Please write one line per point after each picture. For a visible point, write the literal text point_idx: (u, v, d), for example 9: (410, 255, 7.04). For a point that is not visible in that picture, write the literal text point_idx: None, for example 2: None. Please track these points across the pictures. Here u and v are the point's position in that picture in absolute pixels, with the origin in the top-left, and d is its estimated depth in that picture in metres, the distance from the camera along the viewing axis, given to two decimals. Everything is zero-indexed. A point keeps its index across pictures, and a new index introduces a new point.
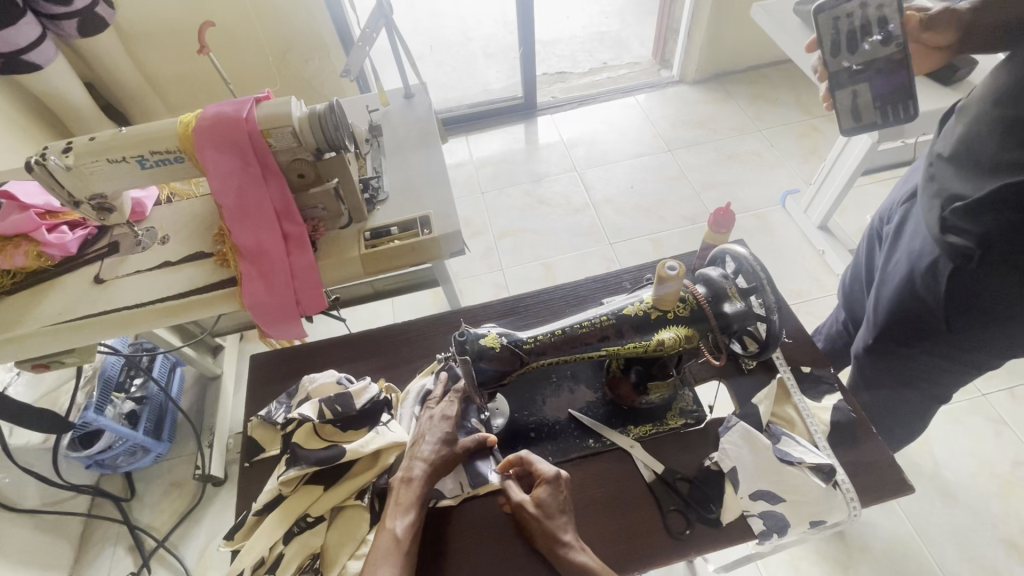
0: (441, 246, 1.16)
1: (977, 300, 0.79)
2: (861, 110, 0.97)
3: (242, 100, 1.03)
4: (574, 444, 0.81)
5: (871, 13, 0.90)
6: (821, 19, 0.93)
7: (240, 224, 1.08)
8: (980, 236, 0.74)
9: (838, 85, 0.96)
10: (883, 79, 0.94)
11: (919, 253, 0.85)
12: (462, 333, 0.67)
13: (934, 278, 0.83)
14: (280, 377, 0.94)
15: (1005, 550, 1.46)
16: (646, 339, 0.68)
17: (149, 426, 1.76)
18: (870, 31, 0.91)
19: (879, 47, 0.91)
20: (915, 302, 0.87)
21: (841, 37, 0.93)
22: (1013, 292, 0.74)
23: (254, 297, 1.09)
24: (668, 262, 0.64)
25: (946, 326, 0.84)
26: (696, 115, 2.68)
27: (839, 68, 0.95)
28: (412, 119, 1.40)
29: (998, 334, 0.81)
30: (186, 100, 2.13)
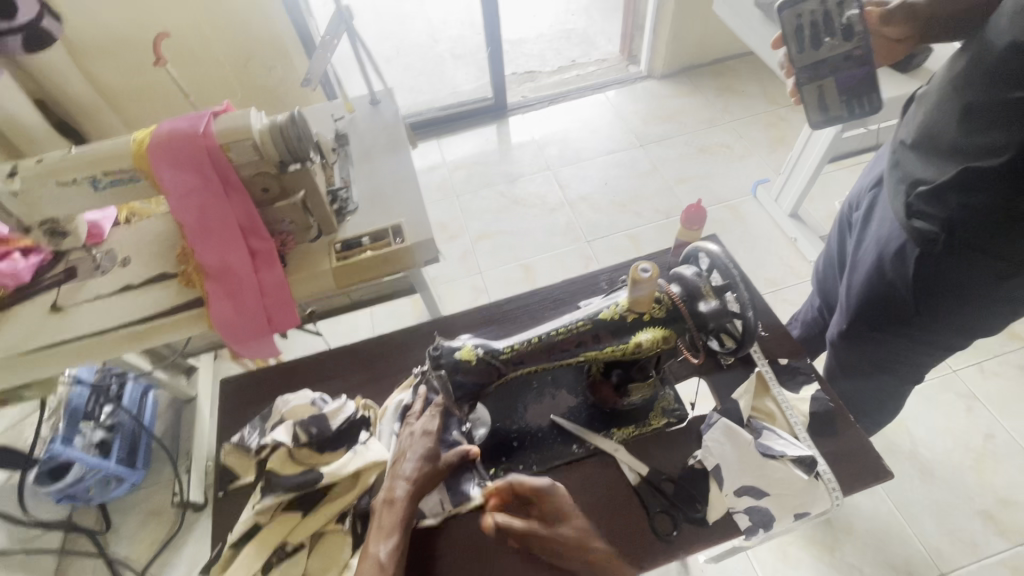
0: (415, 255, 1.13)
1: (941, 285, 0.81)
2: (829, 105, 0.98)
3: (197, 114, 0.99)
4: (558, 451, 0.80)
5: (832, 8, 0.91)
6: (786, 16, 0.94)
7: (204, 244, 1.04)
8: (946, 221, 0.75)
9: (805, 80, 0.97)
10: (849, 72, 0.95)
11: (887, 239, 0.86)
12: (437, 347, 0.65)
13: (902, 263, 0.84)
14: (253, 399, 0.91)
15: (981, 522, 1.50)
16: (623, 343, 0.67)
17: (122, 455, 1.69)
18: (832, 26, 0.92)
19: (841, 41, 0.92)
20: (885, 287, 0.89)
21: (805, 32, 0.94)
22: (978, 274, 0.77)
23: (224, 317, 1.06)
24: (640, 263, 0.64)
25: (914, 310, 0.86)
26: (666, 110, 2.70)
27: (805, 63, 0.96)
28: (378, 126, 1.38)
29: (963, 315, 0.83)
30: (145, 115, 2.06)
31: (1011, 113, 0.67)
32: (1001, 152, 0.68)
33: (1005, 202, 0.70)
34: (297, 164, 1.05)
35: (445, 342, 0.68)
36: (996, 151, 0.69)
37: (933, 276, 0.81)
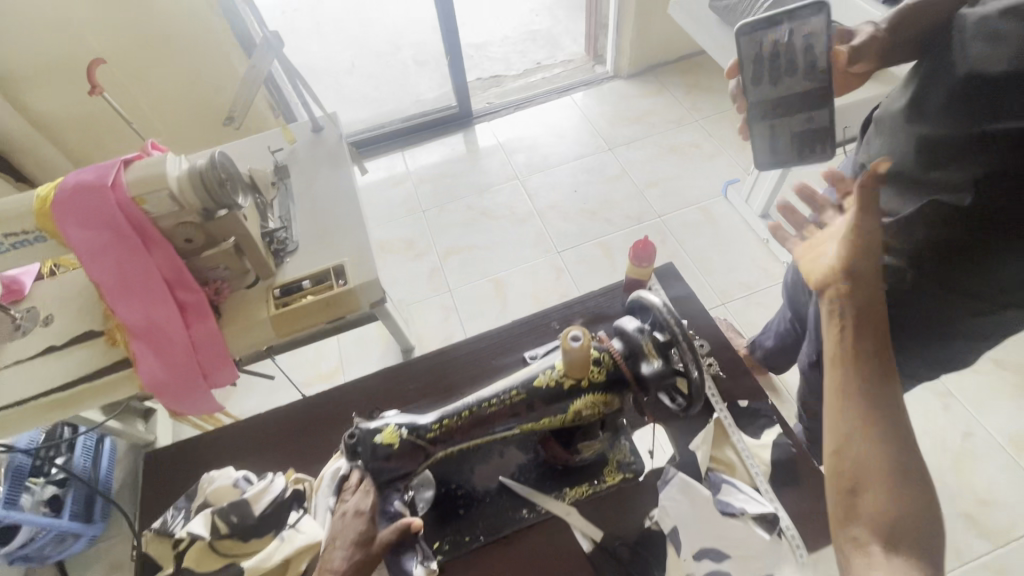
0: (361, 297, 1.08)
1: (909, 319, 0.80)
2: (779, 144, 0.94)
3: (105, 163, 0.91)
4: (508, 517, 0.75)
5: (799, 41, 0.86)
6: (745, 42, 0.88)
7: (124, 301, 0.95)
8: (912, 255, 0.74)
9: (758, 114, 0.93)
10: (805, 115, 0.91)
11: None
12: (354, 435, 0.59)
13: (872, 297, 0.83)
14: (182, 473, 0.85)
15: (965, 524, 1.43)
16: (561, 412, 0.63)
17: (76, 509, 1.60)
18: (796, 60, 0.87)
19: (804, 79, 0.88)
20: None
21: (764, 62, 0.89)
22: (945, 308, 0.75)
23: (153, 377, 0.97)
24: (570, 330, 0.59)
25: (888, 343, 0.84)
26: (634, 110, 2.63)
27: (759, 95, 0.91)
28: (320, 155, 1.30)
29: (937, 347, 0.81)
30: (90, 146, 1.89)
31: (967, 148, 0.66)
32: (964, 189, 0.67)
33: (971, 239, 0.68)
34: (224, 211, 0.98)
35: (366, 422, 0.63)
36: (959, 186, 0.67)
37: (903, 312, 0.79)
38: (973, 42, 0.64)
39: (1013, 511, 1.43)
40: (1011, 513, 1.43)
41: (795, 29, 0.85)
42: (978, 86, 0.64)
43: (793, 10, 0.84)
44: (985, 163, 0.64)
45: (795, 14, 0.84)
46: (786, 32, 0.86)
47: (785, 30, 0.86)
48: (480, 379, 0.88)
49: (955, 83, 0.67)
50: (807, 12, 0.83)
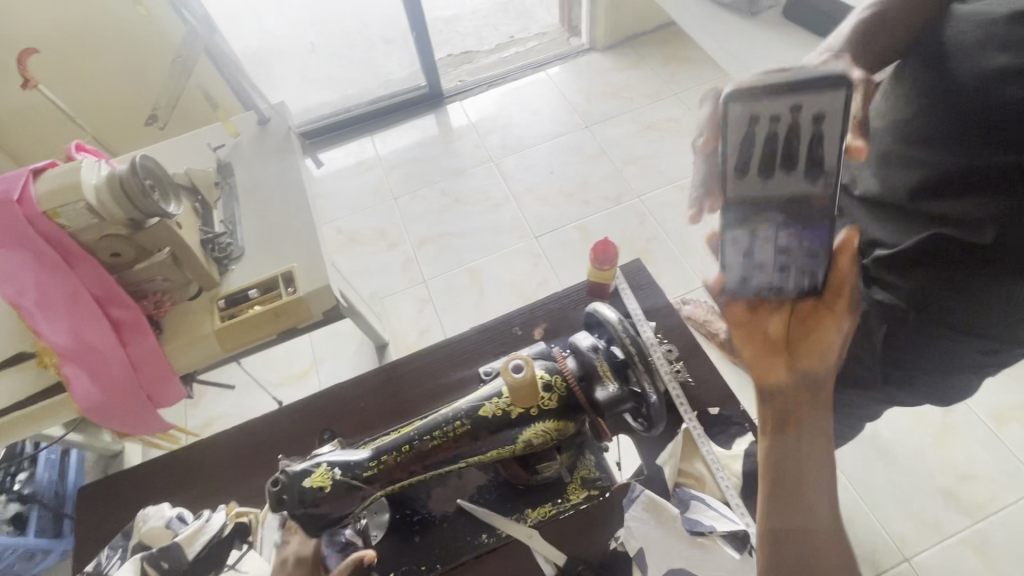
0: (311, 305, 1.01)
1: (901, 355, 0.74)
2: (755, 272, 0.66)
3: (12, 174, 0.83)
4: (466, 543, 0.71)
5: (805, 125, 0.60)
6: (735, 109, 0.59)
7: (50, 321, 0.87)
8: (916, 296, 0.68)
9: (735, 223, 0.65)
10: (794, 229, 0.65)
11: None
12: (280, 480, 0.54)
13: (865, 336, 0.76)
14: (120, 506, 0.79)
15: (945, 502, 1.42)
16: (510, 443, 0.58)
17: (44, 525, 1.46)
18: (794, 154, 0.62)
19: (802, 183, 0.63)
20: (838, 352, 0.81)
21: (755, 147, 0.61)
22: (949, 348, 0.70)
23: (90, 400, 0.89)
24: (513, 360, 0.56)
25: (882, 378, 0.78)
26: (610, 84, 2.53)
27: (740, 196, 0.64)
28: (266, 150, 1.21)
29: (932, 379, 0.76)
30: (39, 152, 1.68)
31: (978, 178, 0.60)
32: (980, 226, 0.61)
33: (986, 279, 0.62)
34: (154, 219, 0.89)
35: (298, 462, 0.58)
36: (971, 223, 0.61)
37: (902, 350, 0.73)
38: (990, 55, 0.59)
39: (991, 485, 1.42)
40: (989, 486, 1.42)
41: (802, 107, 0.59)
42: (990, 106, 0.59)
43: (802, 80, 0.58)
44: (998, 195, 0.59)
45: (806, 87, 0.58)
46: (790, 110, 0.59)
47: (791, 106, 0.59)
48: (434, 395, 0.82)
49: (960, 103, 0.61)
50: (825, 87, 0.57)
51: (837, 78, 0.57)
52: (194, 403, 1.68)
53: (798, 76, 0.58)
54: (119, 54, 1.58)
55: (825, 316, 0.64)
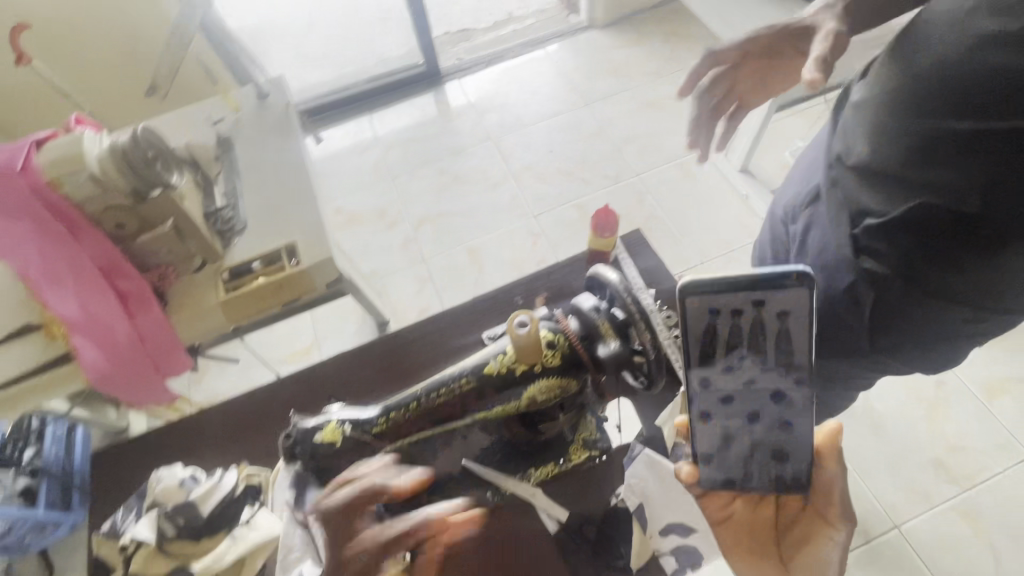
0: (315, 277, 1.02)
1: (890, 322, 0.73)
2: (729, 458, 0.65)
3: (15, 144, 0.83)
4: (472, 500, 0.73)
5: (768, 320, 0.57)
6: (694, 304, 0.56)
7: (56, 292, 0.88)
8: (905, 262, 0.67)
9: (706, 410, 0.63)
10: (767, 418, 0.64)
11: (833, 272, 0.75)
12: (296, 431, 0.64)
13: (850, 301, 0.75)
14: (133, 470, 0.81)
15: (935, 471, 1.45)
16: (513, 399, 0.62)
17: (52, 500, 1.42)
18: (760, 344, 0.59)
19: (774, 373, 0.61)
20: (828, 321, 0.79)
21: (717, 342, 0.59)
22: (935, 314, 0.70)
23: (98, 370, 0.90)
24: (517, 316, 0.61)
25: (869, 344, 0.77)
26: (610, 62, 2.50)
27: (705, 383, 0.61)
28: (266, 124, 1.21)
29: (916, 344, 0.75)
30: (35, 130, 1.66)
31: (973, 146, 0.59)
32: (971, 192, 0.60)
33: (975, 245, 0.63)
34: (158, 191, 0.89)
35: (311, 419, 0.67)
36: (961, 193, 0.61)
37: (889, 317, 0.73)
38: (980, 19, 0.56)
39: (980, 456, 1.46)
40: (978, 457, 1.46)
41: (765, 302, 0.56)
42: (984, 74, 0.57)
43: (762, 278, 0.55)
44: (991, 163, 0.58)
45: (765, 283, 0.55)
46: (752, 307, 0.56)
47: (752, 302, 0.56)
48: (438, 361, 0.84)
49: (954, 70, 0.59)
50: (787, 284, 0.55)
51: (802, 279, 0.54)
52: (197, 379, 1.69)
53: (756, 273, 0.55)
54: (115, 31, 1.52)
55: (812, 525, 0.66)
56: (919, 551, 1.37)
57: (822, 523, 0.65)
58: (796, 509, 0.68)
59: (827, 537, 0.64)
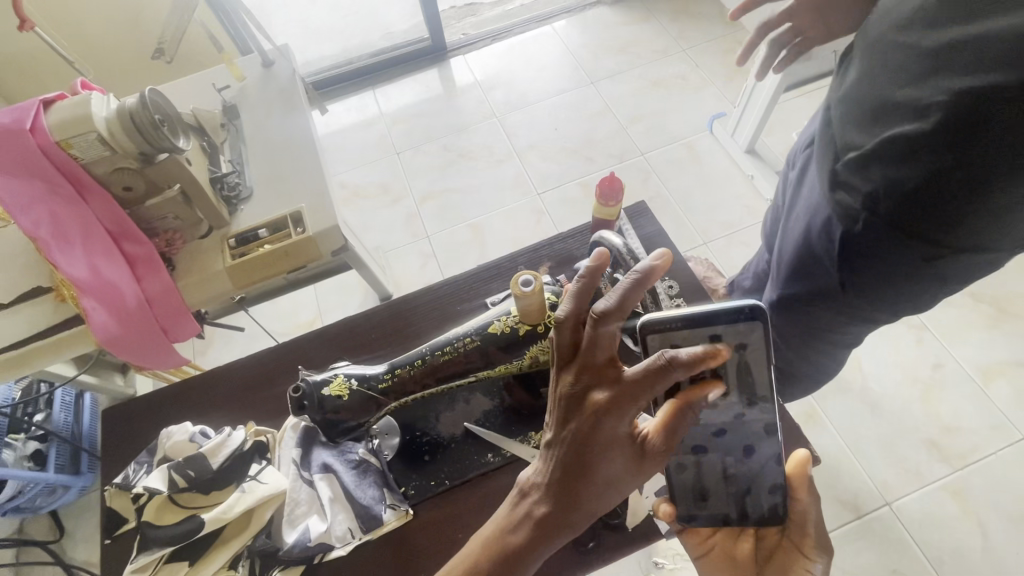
0: (320, 245, 1.03)
1: (862, 267, 0.70)
2: (706, 487, 0.69)
3: (23, 104, 0.83)
4: (474, 462, 0.76)
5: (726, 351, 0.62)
6: (652, 338, 0.61)
7: (66, 254, 0.88)
8: (869, 195, 0.64)
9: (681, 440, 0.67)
10: (738, 452, 0.67)
11: (817, 211, 0.74)
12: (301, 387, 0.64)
13: (828, 241, 0.73)
14: (143, 427, 0.83)
15: (927, 451, 1.47)
16: (515, 358, 0.67)
17: (62, 462, 1.45)
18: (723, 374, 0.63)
19: (738, 402, 0.65)
20: (812, 264, 0.78)
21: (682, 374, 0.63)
22: (904, 259, 0.66)
23: (107, 332, 0.92)
24: (522, 275, 0.62)
25: (841, 286, 0.74)
26: (618, 40, 2.46)
27: None
28: (272, 93, 1.20)
29: (891, 292, 0.71)
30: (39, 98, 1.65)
31: (945, 61, 0.55)
32: (925, 115, 0.57)
33: (929, 177, 0.58)
34: (165, 155, 0.90)
35: (316, 375, 0.67)
36: (923, 112, 0.57)
37: (860, 260, 0.69)
38: None
39: (974, 436, 1.47)
40: (972, 437, 1.47)
41: (720, 336, 0.61)
42: None
43: (715, 314, 0.60)
44: (956, 79, 0.54)
45: (718, 318, 0.60)
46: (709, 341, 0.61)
47: (708, 337, 0.61)
48: (444, 325, 0.85)
49: None
50: (738, 318, 0.59)
51: (751, 310, 0.59)
52: (202, 349, 1.71)
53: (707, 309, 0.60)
54: None
55: (791, 555, 0.65)
56: (908, 527, 1.40)
57: (799, 554, 0.65)
58: (774, 542, 0.68)
59: (804, 568, 0.63)
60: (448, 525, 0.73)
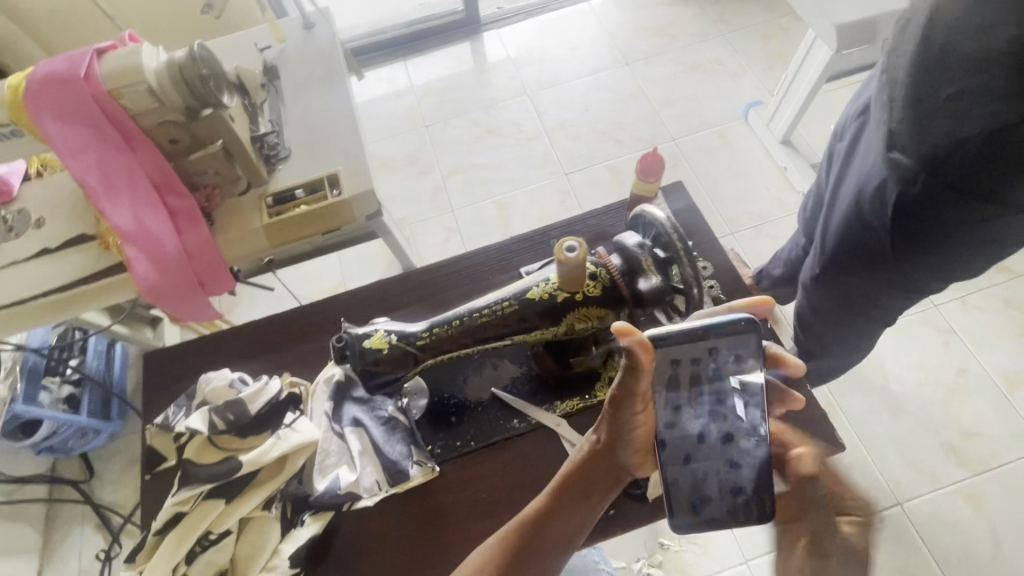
0: (354, 209, 1.05)
1: (918, 229, 0.70)
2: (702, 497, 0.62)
3: (78, 52, 0.85)
4: (499, 426, 0.78)
5: (723, 362, 0.61)
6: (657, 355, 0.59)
7: (112, 202, 0.91)
8: (924, 152, 0.64)
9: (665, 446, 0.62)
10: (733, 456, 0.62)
11: (868, 178, 0.74)
12: (344, 338, 0.67)
13: (879, 209, 0.73)
14: (183, 373, 0.86)
15: (944, 454, 1.46)
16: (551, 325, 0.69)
17: (94, 408, 1.50)
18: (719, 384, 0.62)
19: (734, 414, 0.62)
20: (863, 231, 0.78)
21: (681, 386, 0.61)
22: (965, 218, 0.66)
23: (147, 281, 0.94)
24: (565, 243, 0.63)
25: (891, 253, 0.75)
26: (655, 21, 2.40)
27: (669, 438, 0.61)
28: (311, 56, 1.20)
29: (942, 256, 0.72)
30: None
31: None
32: None
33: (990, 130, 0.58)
34: (210, 110, 0.91)
35: (357, 329, 0.70)
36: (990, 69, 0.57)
37: (912, 220, 0.70)
38: None
39: (994, 443, 1.45)
40: (992, 444, 1.45)
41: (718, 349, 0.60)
42: None
43: (713, 327, 0.59)
44: None
45: (718, 334, 0.59)
46: (710, 356, 0.60)
47: (707, 349, 0.60)
48: (475, 293, 0.87)
49: None
50: (737, 330, 0.59)
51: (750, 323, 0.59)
52: (229, 308, 1.74)
53: (707, 324, 0.59)
54: None
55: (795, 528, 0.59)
56: (919, 528, 1.38)
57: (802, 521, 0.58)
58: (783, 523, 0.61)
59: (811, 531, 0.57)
60: (471, 485, 0.76)
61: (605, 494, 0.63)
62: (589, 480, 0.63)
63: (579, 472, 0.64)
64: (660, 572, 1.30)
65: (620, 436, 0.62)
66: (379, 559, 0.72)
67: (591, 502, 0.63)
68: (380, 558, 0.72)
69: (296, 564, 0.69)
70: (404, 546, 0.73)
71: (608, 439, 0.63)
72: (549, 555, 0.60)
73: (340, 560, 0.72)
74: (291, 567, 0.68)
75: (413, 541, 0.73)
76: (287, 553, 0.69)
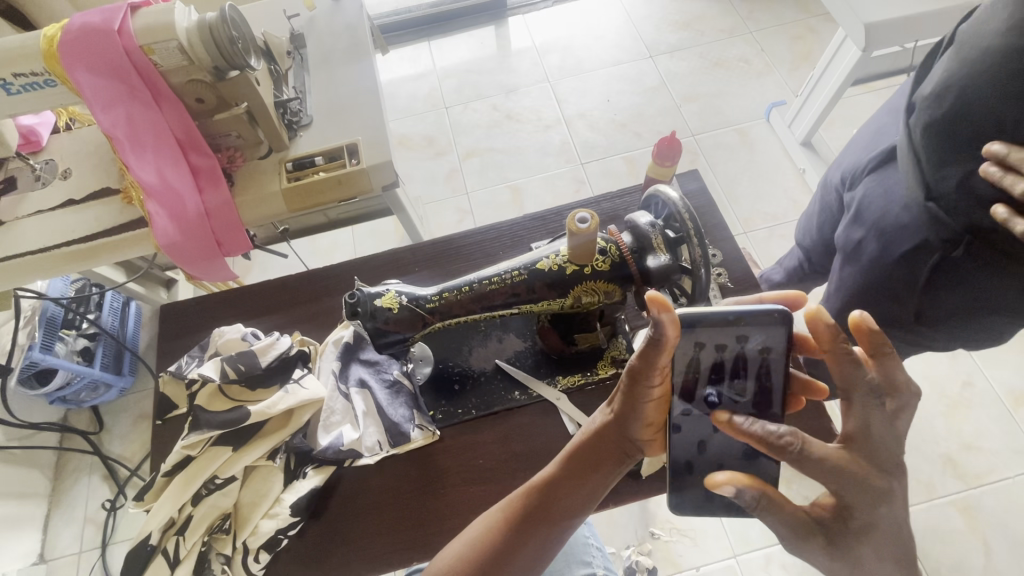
0: (371, 178, 1.06)
1: (942, 294, 0.76)
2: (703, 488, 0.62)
3: (111, 7, 0.87)
4: (500, 396, 0.80)
5: (749, 351, 0.60)
6: (680, 342, 0.60)
7: (138, 157, 0.95)
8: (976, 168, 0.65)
9: (673, 435, 0.63)
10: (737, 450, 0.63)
11: (894, 233, 0.77)
12: (354, 296, 0.68)
13: (911, 270, 0.77)
14: (195, 326, 0.89)
15: (943, 466, 1.45)
16: (559, 296, 0.70)
17: (107, 361, 1.53)
18: (741, 378, 0.62)
19: (750, 406, 0.62)
20: (882, 286, 0.82)
21: (700, 372, 0.61)
22: (987, 288, 0.71)
23: (168, 238, 0.98)
24: (578, 215, 0.64)
25: (915, 312, 0.81)
26: (683, 15, 2.37)
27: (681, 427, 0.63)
28: (339, 27, 1.21)
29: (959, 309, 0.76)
30: None
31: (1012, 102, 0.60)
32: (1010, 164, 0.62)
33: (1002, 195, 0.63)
34: (236, 72, 0.93)
35: (366, 289, 0.71)
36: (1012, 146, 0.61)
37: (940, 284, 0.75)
38: None
39: (993, 457, 1.44)
40: (991, 458, 1.44)
41: (746, 337, 0.60)
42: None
43: (746, 315, 0.59)
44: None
45: (746, 327, 0.59)
46: (737, 340, 0.60)
47: (736, 336, 0.60)
48: (485, 267, 0.88)
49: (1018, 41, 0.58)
50: (766, 321, 0.59)
51: (780, 316, 0.59)
52: (243, 272, 1.78)
53: (742, 311, 0.59)
54: None
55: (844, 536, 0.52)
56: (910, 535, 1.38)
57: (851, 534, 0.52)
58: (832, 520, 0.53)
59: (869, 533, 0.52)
60: (467, 452, 0.78)
61: (612, 468, 0.63)
62: (596, 453, 0.63)
63: (588, 446, 0.63)
64: (649, 560, 1.32)
65: (632, 409, 0.61)
66: (374, 515, 0.74)
67: (597, 475, 0.62)
68: (376, 514, 0.74)
69: (297, 513, 0.70)
70: (398, 505, 0.75)
71: (620, 411, 0.62)
72: (553, 527, 0.60)
73: (337, 510, 0.75)
74: (291, 515, 0.70)
75: (409, 500, 0.75)
76: (288, 502, 0.70)
